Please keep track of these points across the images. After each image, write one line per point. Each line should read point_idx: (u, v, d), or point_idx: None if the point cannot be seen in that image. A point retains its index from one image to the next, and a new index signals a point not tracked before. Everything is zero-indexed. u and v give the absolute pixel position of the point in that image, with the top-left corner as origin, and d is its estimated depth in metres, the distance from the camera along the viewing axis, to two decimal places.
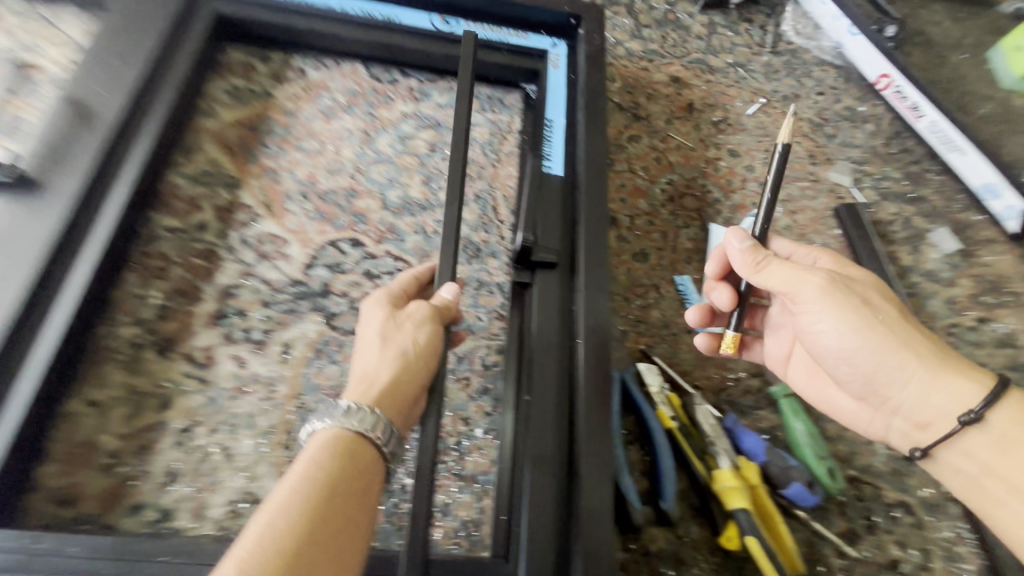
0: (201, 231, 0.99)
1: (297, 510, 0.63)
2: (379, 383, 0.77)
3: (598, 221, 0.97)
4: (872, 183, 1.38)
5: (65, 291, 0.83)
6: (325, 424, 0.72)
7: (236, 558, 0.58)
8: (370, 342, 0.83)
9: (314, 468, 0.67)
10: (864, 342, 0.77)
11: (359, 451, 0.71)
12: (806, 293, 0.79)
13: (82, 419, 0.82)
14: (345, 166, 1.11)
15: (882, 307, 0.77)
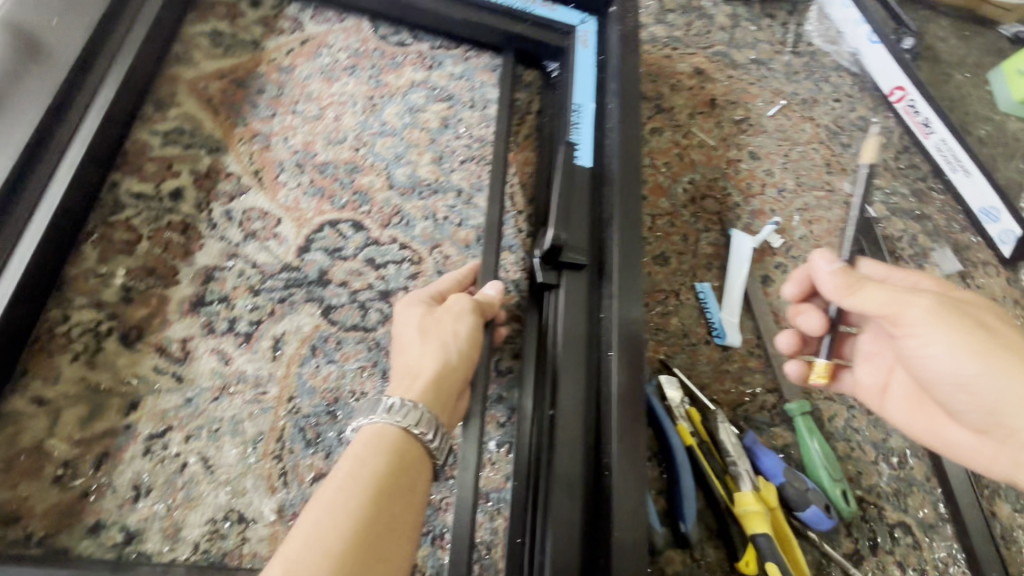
0: (176, 201, 0.85)
1: (343, 510, 0.55)
2: (420, 378, 0.69)
3: (632, 223, 0.90)
4: (882, 198, 1.38)
5: (10, 268, 0.68)
6: (370, 421, 0.63)
7: (281, 563, 0.51)
8: (410, 336, 0.75)
9: (359, 466, 0.59)
10: (981, 364, 0.68)
11: (406, 447, 0.63)
12: (912, 314, 0.71)
13: (28, 421, 0.69)
14: (346, 136, 0.97)
15: (993, 328, 0.70)
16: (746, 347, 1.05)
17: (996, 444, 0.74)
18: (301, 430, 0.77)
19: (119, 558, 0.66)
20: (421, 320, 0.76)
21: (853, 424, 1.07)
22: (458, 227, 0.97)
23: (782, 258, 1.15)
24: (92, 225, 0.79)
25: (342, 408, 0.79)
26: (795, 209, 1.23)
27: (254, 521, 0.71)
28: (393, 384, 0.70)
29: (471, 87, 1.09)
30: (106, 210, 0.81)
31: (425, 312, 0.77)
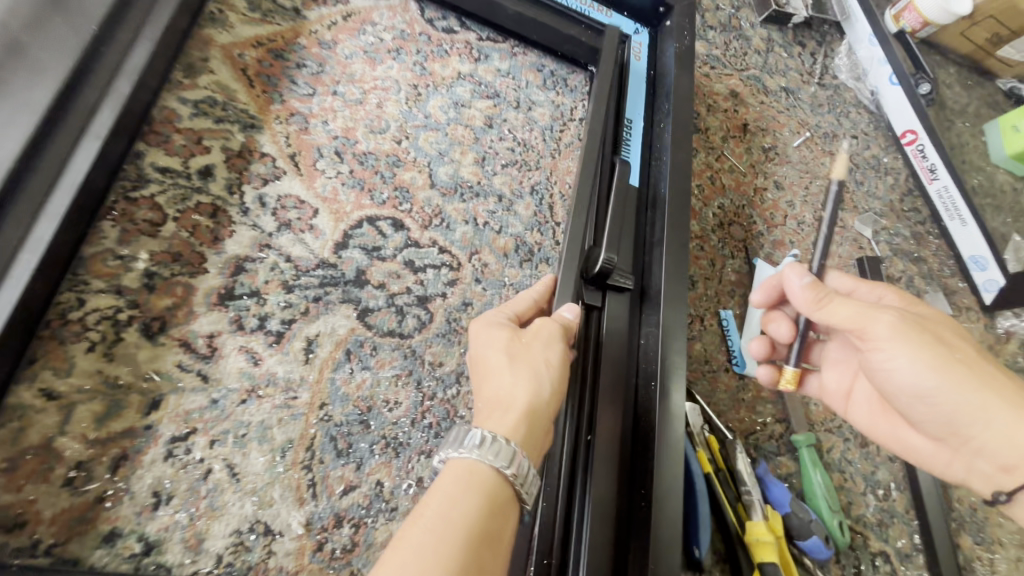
0: (206, 181, 0.78)
1: (434, 559, 0.48)
2: (514, 411, 0.61)
3: (682, 248, 0.89)
4: (887, 238, 1.34)
5: (27, 248, 0.62)
6: (460, 456, 0.56)
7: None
8: (496, 361, 0.66)
9: (451, 506, 0.52)
10: (947, 381, 0.61)
11: (498, 490, 0.55)
12: (877, 331, 0.63)
13: (37, 416, 0.62)
14: (389, 126, 0.92)
15: (956, 344, 0.63)
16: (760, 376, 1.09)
17: (956, 451, 0.69)
18: (332, 439, 0.73)
19: (136, 570, 0.61)
20: (507, 344, 0.66)
21: (848, 456, 1.12)
22: (497, 234, 0.93)
23: None
24: (112, 200, 0.72)
25: (376, 419, 0.76)
26: (811, 242, 1.24)
27: (280, 534, 0.67)
28: (482, 416, 0.61)
29: (517, 86, 1.05)
30: (127, 184, 0.74)
31: (510, 335, 0.67)
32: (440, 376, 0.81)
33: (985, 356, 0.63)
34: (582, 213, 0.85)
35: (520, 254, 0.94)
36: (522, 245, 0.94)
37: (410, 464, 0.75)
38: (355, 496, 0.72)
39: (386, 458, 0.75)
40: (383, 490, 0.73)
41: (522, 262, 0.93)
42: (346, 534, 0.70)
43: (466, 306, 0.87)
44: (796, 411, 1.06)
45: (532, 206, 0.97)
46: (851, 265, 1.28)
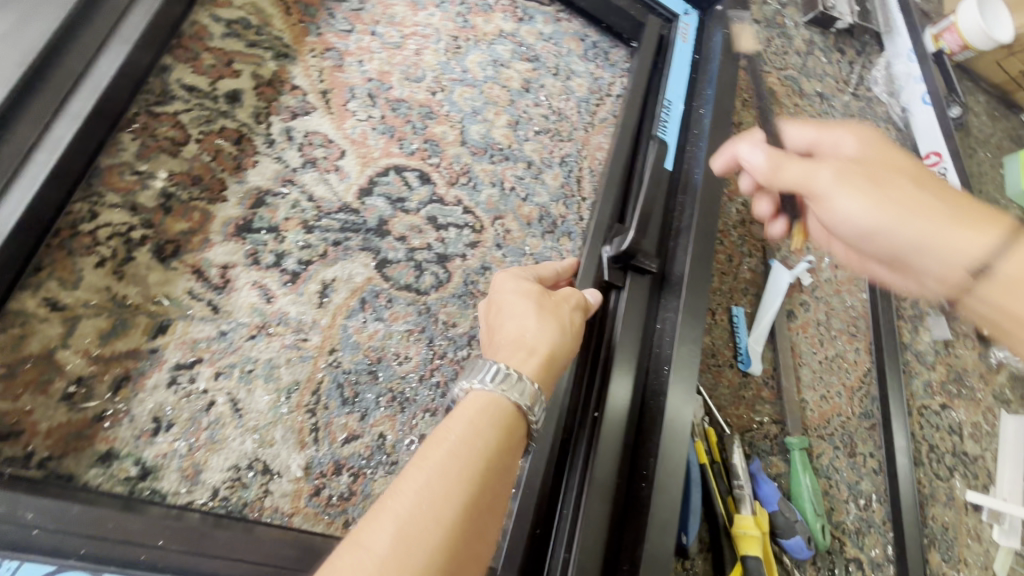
0: (232, 106, 0.75)
1: (457, 479, 0.47)
2: (537, 355, 0.60)
3: (709, 237, 0.87)
4: None
5: (43, 148, 0.58)
6: (483, 387, 0.55)
7: (394, 520, 0.43)
8: (523, 306, 0.66)
9: (473, 435, 0.51)
10: (895, 217, 0.55)
11: (516, 427, 0.55)
12: (821, 179, 0.58)
13: (39, 325, 0.60)
14: (425, 76, 0.89)
15: (894, 180, 0.56)
16: (762, 376, 1.09)
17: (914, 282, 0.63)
18: (339, 386, 0.71)
19: (130, 493, 0.60)
20: (537, 296, 0.68)
21: (835, 463, 1.12)
22: (523, 201, 0.91)
23: (807, 297, 1.22)
24: (133, 112, 0.69)
25: (384, 370, 0.74)
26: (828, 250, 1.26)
27: (279, 474, 0.66)
28: (505, 352, 0.61)
29: (558, 53, 1.02)
30: (150, 98, 0.71)
31: (541, 290, 0.69)
32: (452, 337, 0.79)
33: (932, 180, 0.56)
34: (606, 200, 0.88)
35: (544, 225, 0.91)
36: (546, 215, 0.92)
37: (414, 420, 0.74)
38: (356, 446, 0.70)
39: (391, 412, 0.73)
40: (385, 443, 0.72)
41: (544, 233, 0.91)
42: (344, 483, 0.69)
43: (484, 270, 0.84)
44: (793, 414, 1.07)
45: (559, 177, 0.95)
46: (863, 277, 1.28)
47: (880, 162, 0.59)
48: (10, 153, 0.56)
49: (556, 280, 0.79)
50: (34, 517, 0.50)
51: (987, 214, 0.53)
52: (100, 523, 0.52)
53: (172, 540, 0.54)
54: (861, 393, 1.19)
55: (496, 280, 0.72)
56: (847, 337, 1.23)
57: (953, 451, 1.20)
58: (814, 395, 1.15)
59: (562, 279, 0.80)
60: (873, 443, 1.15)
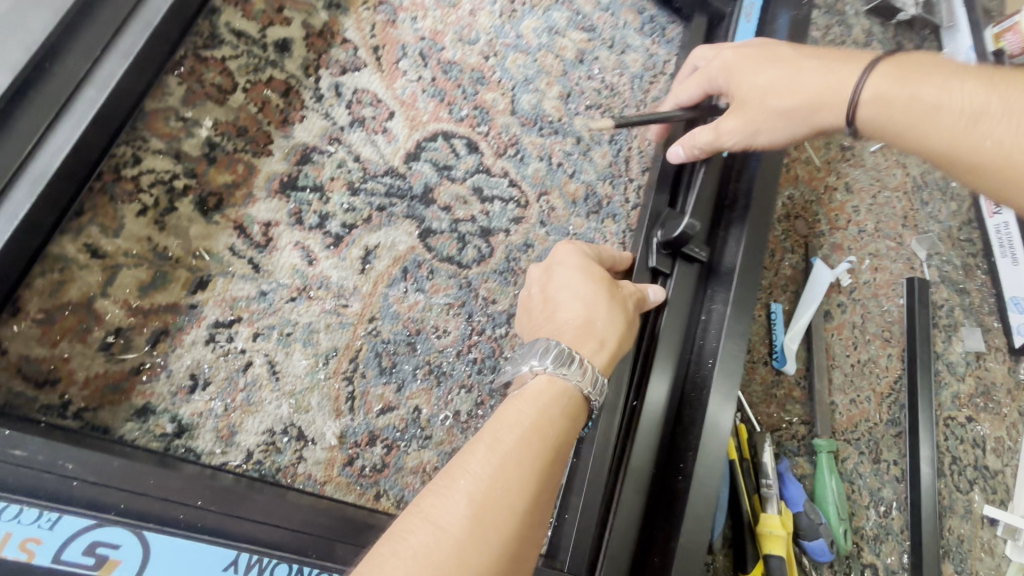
0: (281, 56, 0.71)
1: (530, 467, 0.45)
2: (604, 349, 0.58)
3: (762, 231, 0.84)
4: (938, 263, 1.23)
5: (92, 84, 0.55)
6: (552, 372, 0.53)
7: (469, 498, 0.41)
8: (594, 291, 0.63)
9: (545, 423, 0.49)
10: (783, 125, 0.63)
11: (577, 417, 0.53)
12: (728, 142, 0.68)
13: (79, 272, 0.58)
14: (479, 39, 0.84)
15: (763, 101, 0.64)
16: (795, 376, 1.07)
17: None
18: (377, 355, 0.69)
19: (166, 450, 0.58)
20: (607, 284, 0.64)
21: (859, 468, 1.10)
22: (570, 178, 0.87)
23: (845, 298, 1.16)
24: (180, 55, 0.66)
25: (423, 343, 0.72)
26: (868, 253, 1.19)
27: (313, 442, 0.65)
28: (570, 337, 0.58)
29: (614, 24, 0.97)
30: (198, 41, 0.67)
31: (611, 279, 0.65)
32: (491, 314, 0.76)
33: (788, 76, 0.62)
34: (657, 185, 0.84)
35: (589, 204, 0.88)
36: (592, 195, 0.88)
37: (450, 396, 0.72)
38: (391, 418, 0.68)
39: (427, 385, 0.71)
40: (420, 417, 0.70)
41: (589, 213, 0.88)
42: (377, 454, 0.67)
43: (527, 248, 0.81)
44: (824, 416, 1.04)
45: (608, 155, 0.91)
46: (901, 283, 1.19)
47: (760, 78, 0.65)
48: (58, 88, 0.54)
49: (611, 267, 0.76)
50: (74, 468, 0.48)
51: (837, 81, 0.59)
52: (139, 477, 0.50)
53: (210, 501, 0.52)
54: (890, 400, 1.14)
55: (561, 255, 0.68)
56: (881, 341, 1.17)
57: (974, 463, 1.15)
58: (843, 398, 1.12)
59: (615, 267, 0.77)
60: (897, 451, 1.11)
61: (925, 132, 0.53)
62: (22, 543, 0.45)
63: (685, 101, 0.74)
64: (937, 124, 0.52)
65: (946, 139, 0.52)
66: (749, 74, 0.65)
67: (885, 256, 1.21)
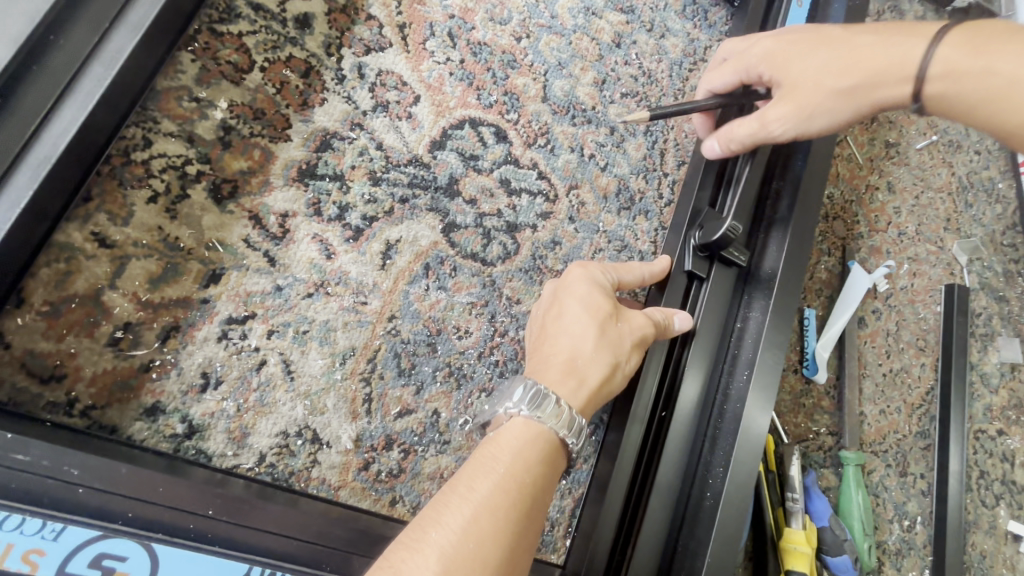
0: (302, 32, 0.66)
1: (503, 519, 0.44)
2: (586, 389, 0.56)
3: (805, 236, 0.79)
4: (980, 270, 1.15)
5: (99, 60, 0.51)
6: (527, 416, 0.51)
7: (439, 555, 0.40)
8: (584, 325, 0.60)
9: (522, 469, 0.47)
10: (840, 107, 0.59)
11: (557, 460, 0.52)
12: (776, 129, 0.62)
13: (86, 263, 0.55)
14: (511, 18, 0.79)
15: (817, 83, 0.59)
16: (825, 385, 1.02)
17: None
18: (396, 356, 0.66)
19: (175, 451, 0.56)
20: (602, 318, 0.60)
21: (886, 481, 1.05)
22: (601, 171, 0.82)
23: (880, 305, 1.10)
24: (194, 29, 0.61)
25: (444, 343, 0.68)
26: (909, 256, 1.12)
27: (328, 445, 0.62)
28: (552, 375, 0.56)
29: (654, 5, 0.90)
30: (213, 14, 0.62)
31: (611, 309, 0.61)
32: (515, 314, 0.72)
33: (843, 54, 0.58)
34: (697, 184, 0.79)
35: (620, 200, 0.83)
36: (624, 189, 0.83)
37: (469, 399, 0.68)
38: (409, 421, 0.65)
39: (447, 388, 0.67)
40: (439, 421, 0.66)
41: (621, 209, 0.83)
42: (394, 459, 0.64)
43: (554, 245, 0.77)
44: (853, 429, 1.00)
45: (643, 148, 0.85)
46: (940, 289, 1.13)
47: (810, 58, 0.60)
48: (62, 63, 0.49)
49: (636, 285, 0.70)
50: (80, 474, 0.45)
51: (900, 58, 0.55)
52: (148, 486, 0.47)
53: (222, 511, 0.49)
54: (921, 412, 1.08)
55: (569, 279, 0.64)
56: (915, 351, 1.10)
57: (1001, 478, 1.08)
58: (873, 408, 1.06)
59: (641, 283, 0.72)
60: (924, 465, 1.06)
61: (1002, 108, 0.51)
62: (24, 555, 0.43)
63: (718, 87, 0.68)
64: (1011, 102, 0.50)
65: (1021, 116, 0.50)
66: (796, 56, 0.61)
67: (924, 260, 1.14)
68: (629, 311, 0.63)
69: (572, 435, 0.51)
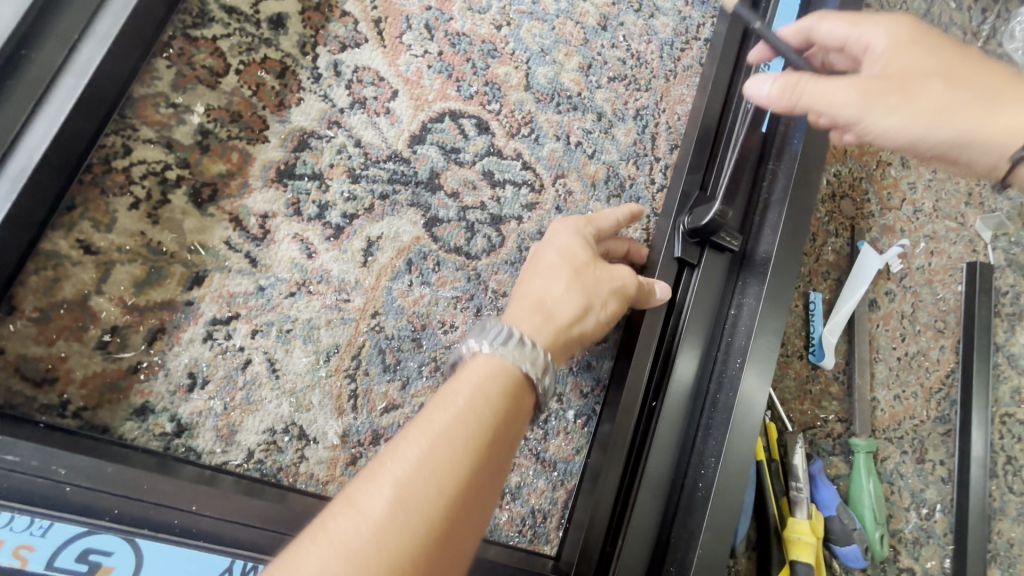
0: (276, 33, 0.66)
1: (461, 448, 0.44)
2: (553, 322, 0.57)
3: (804, 214, 0.75)
4: (1006, 245, 1.10)
5: (70, 72, 0.53)
6: (489, 350, 0.51)
7: (392, 484, 0.40)
8: (559, 270, 0.62)
9: (483, 401, 0.47)
10: (925, 123, 0.49)
11: (524, 397, 0.51)
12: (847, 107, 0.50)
13: (72, 269, 0.57)
14: (490, 6, 0.77)
15: (923, 82, 0.49)
16: (833, 371, 0.99)
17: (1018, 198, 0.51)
18: (380, 352, 0.66)
19: (166, 449, 0.58)
20: (578, 265, 0.63)
21: (901, 469, 1.00)
22: (589, 158, 0.81)
23: (894, 286, 1.05)
24: (169, 36, 0.62)
25: (429, 338, 0.68)
26: (925, 234, 1.07)
27: (315, 441, 0.63)
28: (520, 313, 0.57)
29: None
30: (187, 19, 0.63)
31: (588, 259, 0.64)
32: (502, 307, 0.72)
33: (958, 67, 0.50)
34: (688, 167, 0.77)
35: (610, 187, 0.81)
36: (613, 176, 0.81)
37: None
38: (396, 416, 0.66)
39: (432, 382, 0.68)
40: None
41: (610, 196, 0.81)
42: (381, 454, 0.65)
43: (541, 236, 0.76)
44: (863, 415, 0.97)
45: (633, 133, 0.83)
46: (962, 267, 1.07)
47: (915, 52, 0.51)
48: (36, 76, 0.51)
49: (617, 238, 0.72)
50: (67, 473, 0.48)
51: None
52: (134, 483, 0.49)
53: (205, 506, 0.51)
54: (940, 396, 1.03)
55: (552, 233, 0.68)
56: (934, 333, 1.05)
57: None
58: (887, 393, 1.02)
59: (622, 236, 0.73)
60: (944, 451, 1.01)
61: None
62: (14, 551, 0.45)
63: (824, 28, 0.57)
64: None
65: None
66: (906, 44, 0.51)
67: (943, 238, 1.08)
68: (608, 264, 0.66)
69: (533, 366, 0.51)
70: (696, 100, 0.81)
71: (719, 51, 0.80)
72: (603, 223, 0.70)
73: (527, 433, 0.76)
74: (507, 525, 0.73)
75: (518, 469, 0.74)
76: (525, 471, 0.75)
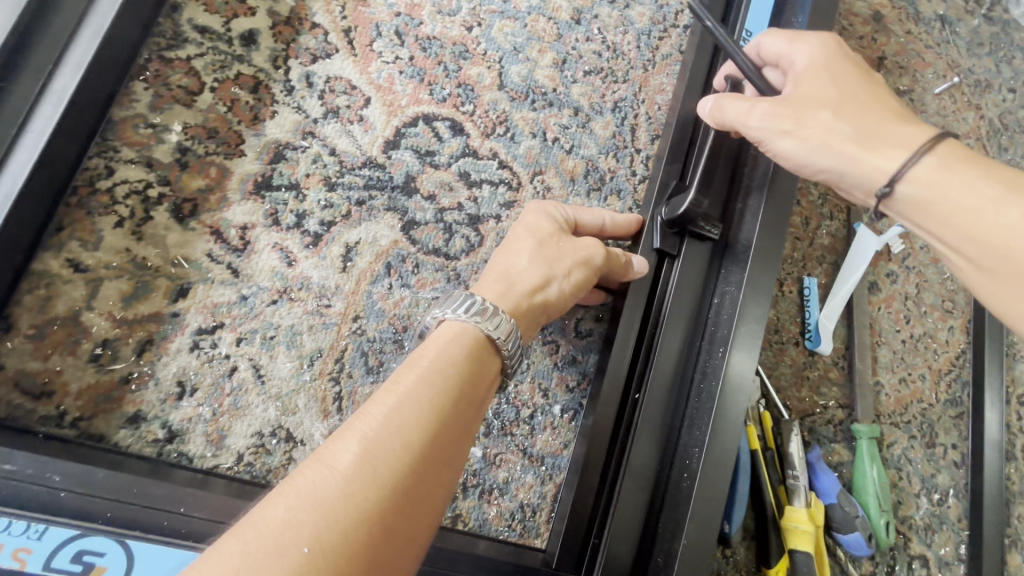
0: (248, 49, 0.69)
1: (426, 405, 0.46)
2: (517, 292, 0.59)
3: (785, 199, 0.74)
4: None
5: (47, 100, 0.56)
6: (452, 316, 0.53)
7: (360, 439, 0.42)
8: (524, 244, 0.65)
9: (447, 362, 0.49)
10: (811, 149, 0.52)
11: (489, 363, 0.53)
12: (754, 126, 0.55)
13: (64, 287, 0.60)
14: (460, 8, 0.78)
15: (816, 111, 0.52)
16: (832, 356, 0.97)
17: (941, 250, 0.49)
18: (363, 354, 0.67)
19: (159, 455, 0.60)
20: (543, 236, 0.65)
21: (909, 454, 0.96)
22: (567, 154, 0.80)
23: (896, 267, 1.01)
24: (146, 59, 0.66)
25: (411, 339, 0.69)
26: None
27: (302, 443, 0.64)
28: (485, 289, 0.59)
29: None
30: (162, 42, 0.66)
31: (553, 231, 0.66)
32: None
33: (852, 97, 0.51)
34: (667, 157, 0.76)
35: (589, 181, 0.80)
36: (592, 170, 0.81)
37: None
38: None
39: None
40: None
41: (590, 190, 0.80)
42: None
43: None
44: (865, 400, 0.94)
45: (612, 125, 0.82)
46: None
47: (821, 79, 0.53)
48: (15, 107, 0.55)
49: (599, 234, 0.73)
50: (61, 480, 0.51)
51: (907, 138, 0.48)
52: (124, 487, 0.52)
53: (194, 508, 0.53)
54: (950, 378, 0.99)
55: (523, 214, 0.70)
56: (941, 313, 1.02)
57: None
58: (891, 377, 0.98)
59: (606, 229, 0.74)
60: (956, 434, 0.98)
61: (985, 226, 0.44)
62: (12, 553, 0.48)
63: (766, 49, 0.59)
64: (986, 223, 0.43)
65: (993, 242, 0.43)
66: (816, 72, 0.54)
67: None
68: (574, 237, 0.68)
69: (494, 329, 0.53)
70: (674, 90, 0.80)
71: (694, 38, 0.80)
72: (579, 212, 0.72)
73: (513, 429, 0.77)
74: (496, 520, 0.74)
75: (506, 465, 0.76)
76: (513, 467, 0.76)
